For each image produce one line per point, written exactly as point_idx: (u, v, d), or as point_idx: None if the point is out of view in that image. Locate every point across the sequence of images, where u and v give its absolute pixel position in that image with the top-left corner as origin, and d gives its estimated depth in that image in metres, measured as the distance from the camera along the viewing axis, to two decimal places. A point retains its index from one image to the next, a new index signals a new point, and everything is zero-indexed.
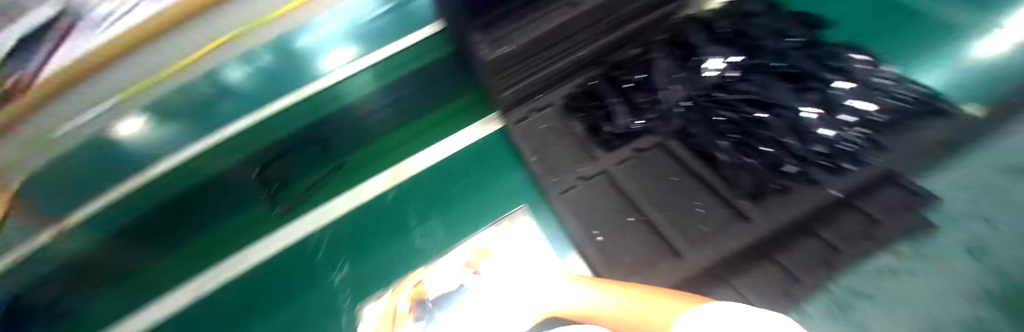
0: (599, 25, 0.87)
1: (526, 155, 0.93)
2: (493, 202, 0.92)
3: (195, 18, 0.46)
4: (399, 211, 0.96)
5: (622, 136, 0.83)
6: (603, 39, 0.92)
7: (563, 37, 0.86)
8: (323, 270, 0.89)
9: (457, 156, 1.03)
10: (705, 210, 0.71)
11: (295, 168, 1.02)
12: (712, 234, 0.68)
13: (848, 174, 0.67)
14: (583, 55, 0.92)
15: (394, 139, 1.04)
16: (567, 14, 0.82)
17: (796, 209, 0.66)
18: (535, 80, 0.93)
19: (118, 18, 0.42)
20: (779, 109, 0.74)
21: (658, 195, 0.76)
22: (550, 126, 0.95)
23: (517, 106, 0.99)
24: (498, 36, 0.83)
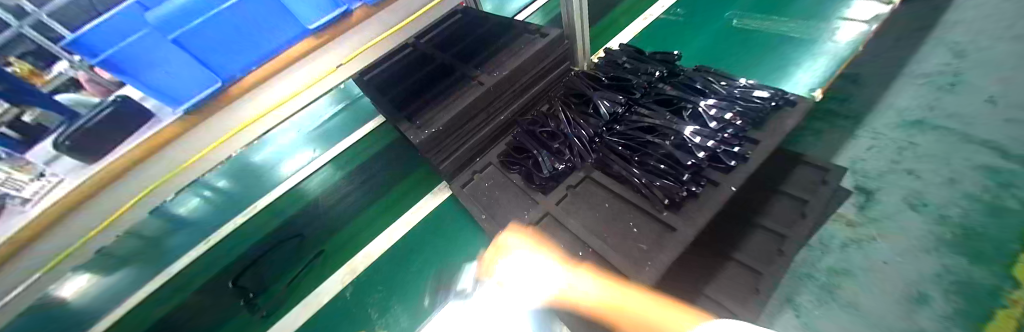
0: (508, 93, 1.03)
1: (476, 214, 0.98)
2: (454, 271, 0.94)
3: (129, 170, 0.44)
4: (362, 303, 0.95)
5: (552, 179, 0.91)
6: (517, 102, 1.07)
7: (480, 109, 1.00)
8: None
9: (412, 231, 1.06)
10: (638, 229, 0.77)
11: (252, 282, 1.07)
12: (651, 249, 0.73)
13: (738, 170, 0.74)
14: (502, 119, 1.06)
15: (344, 228, 1.15)
16: (475, 92, 0.98)
17: (716, 203, 0.72)
18: (469, 149, 1.04)
19: (49, 189, 0.44)
20: (666, 129, 0.83)
21: (597, 224, 0.82)
22: (493, 183, 1.03)
23: (460, 173, 1.08)
24: (421, 122, 0.96)
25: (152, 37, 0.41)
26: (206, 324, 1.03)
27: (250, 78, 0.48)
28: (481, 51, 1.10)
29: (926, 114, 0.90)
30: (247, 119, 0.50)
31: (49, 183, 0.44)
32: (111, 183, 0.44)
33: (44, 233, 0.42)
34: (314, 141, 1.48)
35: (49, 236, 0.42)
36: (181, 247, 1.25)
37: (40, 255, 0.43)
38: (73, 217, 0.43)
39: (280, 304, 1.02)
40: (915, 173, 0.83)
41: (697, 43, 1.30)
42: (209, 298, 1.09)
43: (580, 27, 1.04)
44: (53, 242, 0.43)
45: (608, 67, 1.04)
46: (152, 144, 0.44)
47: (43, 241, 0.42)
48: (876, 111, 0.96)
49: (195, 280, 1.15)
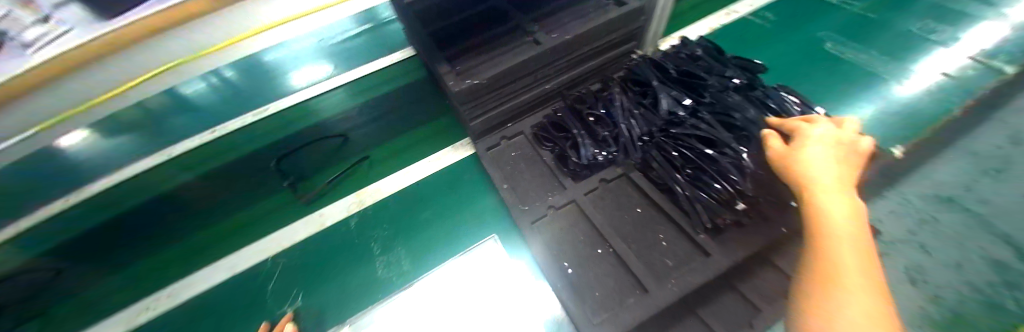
0: (562, 62, 0.92)
1: (496, 181, 0.92)
2: (465, 231, 0.90)
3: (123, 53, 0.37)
4: (364, 238, 0.92)
5: (588, 167, 0.84)
6: (567, 74, 0.97)
7: (529, 72, 0.90)
8: (286, 287, 0.85)
9: (428, 179, 1.01)
10: (667, 244, 0.72)
11: (254, 186, 1.06)
12: (677, 267, 0.69)
13: (792, 210, 0.69)
14: (548, 88, 0.96)
15: (347, 149, 1.12)
16: (529, 51, 0.87)
17: (758, 239, 0.68)
18: (505, 112, 0.95)
19: (52, 40, 0.37)
20: (726, 147, 0.74)
21: (624, 226, 0.77)
22: (521, 153, 0.96)
23: (488, 134, 1.01)
24: (463, 69, 0.87)
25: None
26: (199, 212, 1.02)
27: None
28: (543, 5, 0.97)
29: (956, 193, 0.82)
30: (277, 21, 0.46)
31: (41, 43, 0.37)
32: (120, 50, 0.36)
33: (35, 90, 0.36)
34: (337, 58, 1.39)
35: (48, 90, 0.37)
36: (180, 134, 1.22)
37: (48, 105, 0.39)
38: (74, 77, 0.37)
39: (276, 214, 0.99)
40: (927, 248, 0.75)
41: (762, 55, 1.18)
42: (205, 188, 1.06)
43: (664, 4, 0.90)
44: (49, 97, 0.38)
45: (676, 60, 0.93)
46: (168, 16, 0.35)
47: (36, 95, 0.37)
48: (917, 174, 0.86)
49: (192, 166, 1.12)
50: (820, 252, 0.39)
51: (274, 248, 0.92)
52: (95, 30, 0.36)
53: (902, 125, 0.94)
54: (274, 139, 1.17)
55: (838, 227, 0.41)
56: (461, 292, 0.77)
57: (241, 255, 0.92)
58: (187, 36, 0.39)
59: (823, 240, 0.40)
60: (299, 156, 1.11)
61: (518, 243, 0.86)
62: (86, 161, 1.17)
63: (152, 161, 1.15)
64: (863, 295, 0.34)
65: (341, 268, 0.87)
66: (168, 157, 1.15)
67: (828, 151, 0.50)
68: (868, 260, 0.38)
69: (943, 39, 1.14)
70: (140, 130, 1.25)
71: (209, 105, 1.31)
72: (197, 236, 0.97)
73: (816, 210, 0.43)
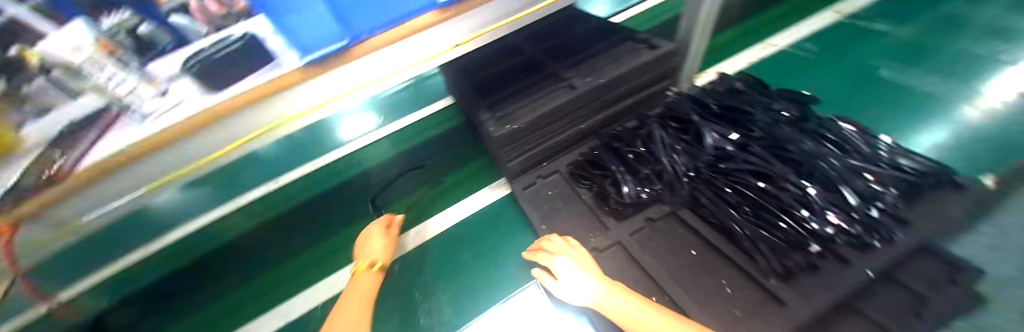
0: (599, 103, 0.95)
1: (535, 223, 0.91)
2: (502, 274, 0.88)
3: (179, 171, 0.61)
4: (407, 281, 0.92)
5: (632, 205, 0.82)
6: (602, 112, 0.98)
7: (565, 113, 0.92)
8: None
9: (467, 220, 1.03)
10: (733, 290, 0.65)
11: (306, 227, 1.15)
12: (747, 318, 0.62)
13: (875, 252, 0.62)
14: (584, 128, 0.98)
15: (393, 193, 1.18)
16: (565, 94, 0.91)
17: (839, 287, 0.60)
18: (541, 152, 0.98)
19: (167, 110, 0.45)
20: (787, 182, 0.69)
21: (679, 270, 0.71)
22: (558, 192, 0.96)
23: (524, 173, 1.02)
24: (503, 115, 0.91)
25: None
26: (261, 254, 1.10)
27: (373, 41, 0.51)
28: (576, 50, 1.03)
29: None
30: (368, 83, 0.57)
31: (156, 109, 0.45)
32: (227, 116, 0.47)
33: (141, 158, 0.45)
34: (382, 112, 1.54)
35: (154, 157, 0.46)
36: (245, 185, 1.35)
37: (149, 171, 0.47)
38: (171, 148, 0.46)
39: (334, 257, 1.05)
40: None
41: (817, 84, 1.13)
42: (268, 231, 1.16)
43: (699, 41, 0.91)
44: (155, 164, 0.46)
45: (715, 95, 0.92)
46: (271, 88, 0.48)
47: (153, 158, 0.46)
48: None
49: (252, 215, 1.22)
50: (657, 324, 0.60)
51: (320, 301, 0.95)
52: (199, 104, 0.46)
53: (982, 141, 0.88)
54: (332, 184, 1.27)
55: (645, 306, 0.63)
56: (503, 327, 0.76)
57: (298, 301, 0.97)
58: (259, 114, 0.48)
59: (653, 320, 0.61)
60: (351, 200, 1.20)
61: None
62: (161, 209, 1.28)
63: (224, 211, 1.26)
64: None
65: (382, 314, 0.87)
66: (237, 206, 1.27)
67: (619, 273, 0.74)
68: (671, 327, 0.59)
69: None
70: (208, 184, 1.36)
71: (273, 157, 1.45)
72: (261, 279, 1.04)
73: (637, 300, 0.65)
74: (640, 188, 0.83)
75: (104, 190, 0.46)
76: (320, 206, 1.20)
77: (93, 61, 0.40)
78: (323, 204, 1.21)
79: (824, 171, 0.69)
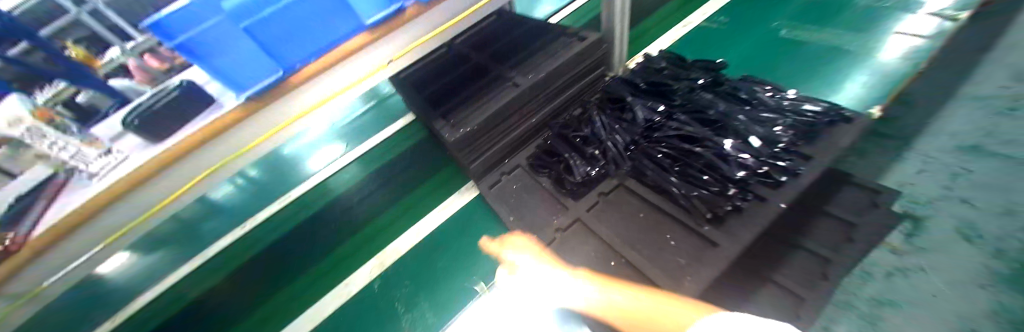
0: (543, 97, 1.03)
1: (503, 216, 0.96)
2: (478, 272, 0.93)
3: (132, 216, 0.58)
4: (391, 296, 0.96)
5: (584, 184, 0.89)
6: (548, 105, 1.06)
7: (513, 110, 1.00)
8: None
9: (439, 228, 1.07)
10: (677, 242, 0.74)
11: (284, 264, 1.16)
12: (690, 264, 0.70)
13: (788, 186, 0.70)
14: (534, 122, 1.05)
15: (366, 215, 1.20)
16: (510, 93, 0.99)
17: (762, 220, 0.69)
18: (499, 149, 1.03)
19: (114, 166, 0.53)
20: (707, 140, 0.78)
21: (630, 233, 0.79)
22: (520, 183, 1.02)
23: (488, 173, 1.08)
24: (456, 121, 0.98)
25: (232, 32, 0.50)
26: (241, 299, 1.10)
27: (309, 68, 0.59)
28: (516, 53, 1.12)
29: (982, 137, 0.74)
30: (308, 108, 0.64)
31: (115, 160, 0.54)
32: (187, 154, 0.55)
33: (112, 202, 0.53)
34: (346, 138, 1.56)
35: (125, 200, 0.54)
36: (213, 234, 1.34)
37: (124, 214, 0.55)
38: (138, 190, 0.54)
39: (315, 287, 1.06)
40: (972, 202, 0.69)
41: (735, 51, 1.27)
42: (245, 275, 1.16)
43: (620, 30, 1.02)
44: (127, 207, 0.55)
45: (643, 74, 1.02)
46: (217, 125, 0.55)
47: (125, 201, 0.54)
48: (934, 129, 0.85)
49: (226, 263, 1.21)
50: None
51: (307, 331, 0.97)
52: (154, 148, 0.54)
53: (884, 85, 1.03)
54: (306, 216, 1.27)
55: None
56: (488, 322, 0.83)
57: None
58: (196, 157, 0.56)
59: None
60: (325, 229, 1.21)
61: None
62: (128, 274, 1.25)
63: (194, 263, 1.24)
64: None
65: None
66: (209, 257, 1.25)
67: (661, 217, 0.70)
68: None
69: (893, 3, 1.24)
70: (174, 244, 1.33)
71: (240, 202, 1.44)
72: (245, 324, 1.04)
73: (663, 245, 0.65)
74: (589, 167, 0.90)
75: (82, 238, 0.54)
76: (295, 241, 1.21)
77: (31, 129, 0.49)
78: (298, 238, 1.22)
79: (736, 124, 0.78)
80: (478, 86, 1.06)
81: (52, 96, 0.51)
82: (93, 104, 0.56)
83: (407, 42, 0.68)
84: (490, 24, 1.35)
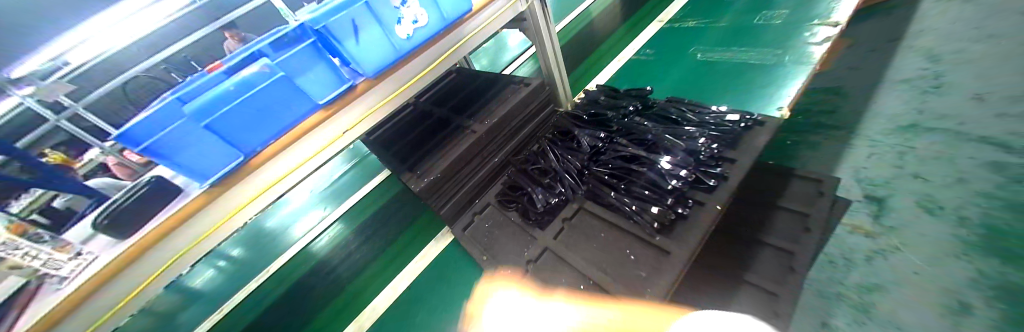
0: (500, 138, 1.12)
1: (478, 256, 0.98)
2: (460, 320, 0.92)
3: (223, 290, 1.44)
4: None
5: (547, 213, 0.95)
6: (507, 145, 1.15)
7: (474, 154, 1.08)
8: None
9: (417, 280, 1.08)
10: (635, 256, 0.78)
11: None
12: (651, 275, 0.73)
13: (720, 189, 0.77)
14: (496, 162, 1.13)
15: (346, 275, 1.23)
16: (469, 139, 1.07)
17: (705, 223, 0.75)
18: (468, 191, 1.09)
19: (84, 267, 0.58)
20: (644, 158, 0.87)
21: (595, 254, 0.83)
22: (491, 221, 1.05)
23: (460, 216, 1.11)
24: (422, 171, 1.04)
25: (198, 131, 0.58)
26: None
27: (267, 149, 0.67)
28: (472, 103, 1.24)
29: (915, 119, 0.96)
30: (268, 185, 0.69)
31: (85, 260, 0.60)
32: (151, 246, 0.59)
33: (79, 304, 0.54)
34: (324, 202, 1.64)
35: (91, 300, 0.56)
36: (190, 319, 1.33)
37: (92, 312, 0.57)
38: (102, 288, 0.56)
39: None
40: (921, 176, 0.85)
41: (667, 76, 1.44)
42: None
43: (559, 73, 1.16)
44: (94, 306, 0.56)
45: (584, 108, 1.14)
46: (182, 215, 0.60)
47: (90, 301, 0.55)
48: (867, 118, 1.03)
49: None
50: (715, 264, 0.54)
51: None
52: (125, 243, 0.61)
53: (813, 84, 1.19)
54: (290, 284, 1.30)
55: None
56: None
57: None
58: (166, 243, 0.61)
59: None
60: (307, 295, 1.23)
61: None
62: None
63: None
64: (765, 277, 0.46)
65: None
66: None
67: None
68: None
69: (780, 23, 1.48)
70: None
71: (219, 284, 1.45)
72: None
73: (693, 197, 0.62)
74: (549, 196, 0.96)
75: None
76: (276, 312, 1.22)
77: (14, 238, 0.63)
78: (279, 309, 1.23)
79: (666, 141, 0.87)
80: (439, 137, 1.14)
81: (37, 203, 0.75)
82: (75, 208, 0.80)
83: (365, 112, 0.76)
84: (449, 80, 1.49)
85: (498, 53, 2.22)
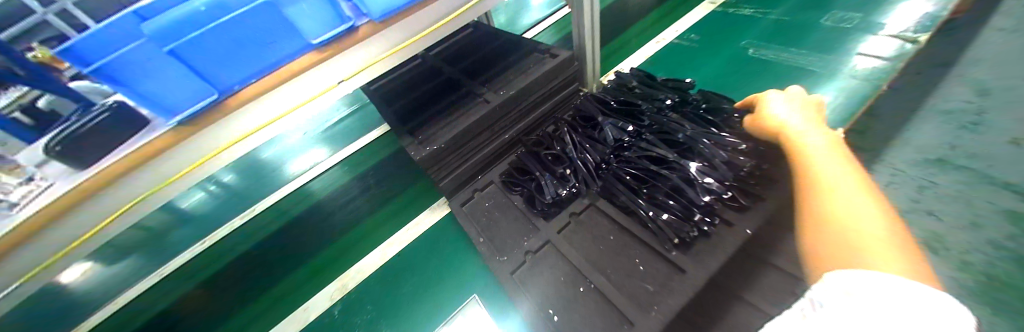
0: (514, 114, 1.01)
1: (473, 236, 0.92)
2: (449, 300, 0.88)
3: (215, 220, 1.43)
4: (350, 322, 0.91)
5: (555, 204, 0.87)
6: (522, 121, 1.04)
7: (485, 127, 0.98)
8: None
9: (406, 249, 1.03)
10: (644, 267, 0.72)
11: (242, 280, 1.12)
12: (658, 291, 0.68)
13: (752, 210, 0.71)
14: (506, 138, 1.02)
15: (334, 229, 1.18)
16: (481, 109, 0.96)
17: (727, 247, 0.68)
18: (472, 166, 1.00)
19: (36, 195, 0.49)
20: (673, 162, 0.78)
21: (600, 257, 0.77)
22: (493, 202, 0.98)
23: (460, 191, 1.03)
24: (424, 137, 0.94)
25: (158, 58, 0.46)
26: (195, 314, 1.07)
27: (246, 90, 0.55)
28: (489, 68, 1.11)
29: None
30: (246, 132, 0.58)
31: (39, 187, 0.50)
32: (108, 185, 0.50)
33: (26, 240, 0.47)
34: (323, 144, 1.56)
35: (36, 240, 0.47)
36: (180, 245, 1.35)
37: (35, 252, 0.48)
38: (51, 227, 0.48)
39: (275, 304, 1.02)
40: None
41: (704, 69, 1.30)
42: (203, 291, 1.14)
43: (591, 49, 1.02)
44: (41, 244, 0.48)
45: (612, 93, 1.02)
46: (144, 153, 0.51)
47: (29, 244, 0.47)
48: (898, 141, 0.93)
49: (188, 276, 1.20)
50: (816, 245, 0.43)
51: None
52: (81, 176, 0.50)
53: (858, 93, 1.05)
54: (277, 226, 1.27)
55: (822, 160, 0.50)
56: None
57: None
58: (127, 184, 0.52)
59: (837, 225, 0.41)
60: (291, 242, 1.19)
61: (503, 302, 0.84)
62: (93, 291, 1.27)
63: (156, 276, 1.24)
64: (896, 258, 0.34)
65: None
66: (163, 275, 1.23)
67: (789, 107, 0.63)
68: (895, 233, 0.37)
69: (857, 25, 1.26)
70: (143, 252, 1.37)
71: (210, 214, 1.44)
72: None
73: (803, 156, 0.52)
74: (558, 186, 0.88)
75: None
76: (258, 255, 1.19)
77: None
78: (261, 253, 1.19)
79: (702, 145, 0.76)
80: (448, 103, 1.03)
81: (12, 100, 0.52)
82: (55, 111, 0.56)
83: (365, 60, 0.64)
84: (466, 36, 1.33)
85: (520, 13, 2.01)
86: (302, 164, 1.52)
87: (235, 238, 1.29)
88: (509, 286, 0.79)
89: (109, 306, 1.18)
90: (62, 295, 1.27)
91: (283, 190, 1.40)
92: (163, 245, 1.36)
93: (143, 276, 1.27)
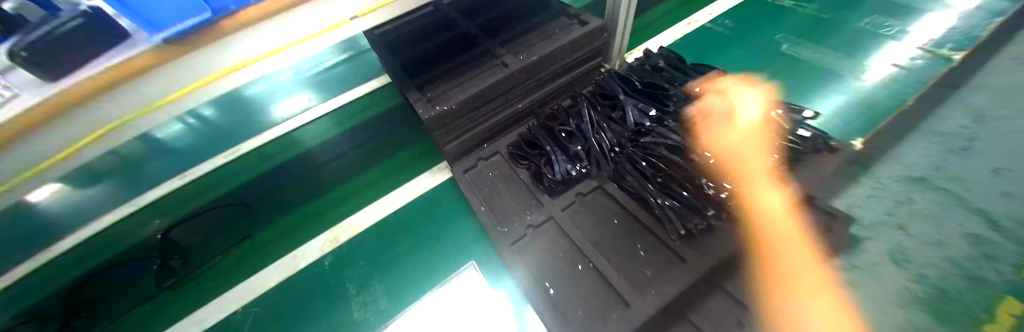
0: (531, 82, 0.95)
1: (474, 203, 0.91)
2: (443, 262, 0.89)
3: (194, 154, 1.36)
4: (340, 272, 0.92)
5: (562, 182, 0.86)
6: (537, 91, 0.99)
7: (499, 94, 0.92)
8: (263, 317, 0.87)
9: (410, 202, 1.02)
10: (645, 253, 0.73)
11: (225, 217, 1.09)
12: (655, 277, 0.69)
13: (761, 209, 0.71)
14: (519, 107, 0.98)
15: (325, 181, 1.14)
16: (496, 73, 0.91)
17: (727, 242, 0.69)
18: (481, 132, 0.96)
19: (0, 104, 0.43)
20: (690, 152, 0.76)
21: (602, 239, 0.77)
22: (499, 173, 0.95)
23: (465, 158, 0.99)
24: (433, 96, 0.89)
25: None
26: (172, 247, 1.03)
27: (245, 11, 0.47)
28: (508, 28, 1.03)
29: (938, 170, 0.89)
30: (247, 59, 0.52)
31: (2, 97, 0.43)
32: (78, 106, 0.44)
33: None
34: (314, 89, 1.47)
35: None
36: (156, 176, 1.29)
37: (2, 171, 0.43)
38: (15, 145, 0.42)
39: (260, 249, 1.00)
40: (907, 230, 0.81)
41: (729, 57, 1.25)
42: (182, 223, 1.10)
43: (624, 21, 0.95)
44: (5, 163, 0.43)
45: (636, 75, 0.97)
46: (120, 74, 0.44)
47: None
48: (895, 155, 0.93)
49: (168, 209, 1.16)
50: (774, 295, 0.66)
51: (254, 284, 0.93)
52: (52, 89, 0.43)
53: (881, 96, 1.04)
54: (263, 171, 1.21)
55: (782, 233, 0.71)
56: (444, 306, 0.82)
57: (221, 297, 0.92)
58: (101, 109, 0.46)
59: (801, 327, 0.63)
60: (279, 188, 1.15)
61: (500, 267, 0.86)
62: (65, 214, 1.21)
63: (134, 203, 1.19)
64: None
65: (319, 300, 0.88)
66: (141, 206, 1.18)
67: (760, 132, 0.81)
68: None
69: (893, 32, 1.22)
70: (117, 178, 1.31)
71: (193, 148, 1.37)
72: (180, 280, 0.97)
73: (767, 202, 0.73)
74: (569, 164, 0.86)
75: None
76: (244, 194, 1.15)
77: None
78: (246, 194, 1.15)
79: None
80: (462, 61, 0.96)
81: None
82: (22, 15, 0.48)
83: None
84: None
85: None
86: (290, 107, 1.43)
87: (218, 175, 1.23)
88: (508, 252, 0.80)
89: (81, 231, 1.14)
90: (33, 215, 1.22)
91: (271, 132, 1.33)
92: (140, 175, 1.30)
93: (117, 204, 1.21)
